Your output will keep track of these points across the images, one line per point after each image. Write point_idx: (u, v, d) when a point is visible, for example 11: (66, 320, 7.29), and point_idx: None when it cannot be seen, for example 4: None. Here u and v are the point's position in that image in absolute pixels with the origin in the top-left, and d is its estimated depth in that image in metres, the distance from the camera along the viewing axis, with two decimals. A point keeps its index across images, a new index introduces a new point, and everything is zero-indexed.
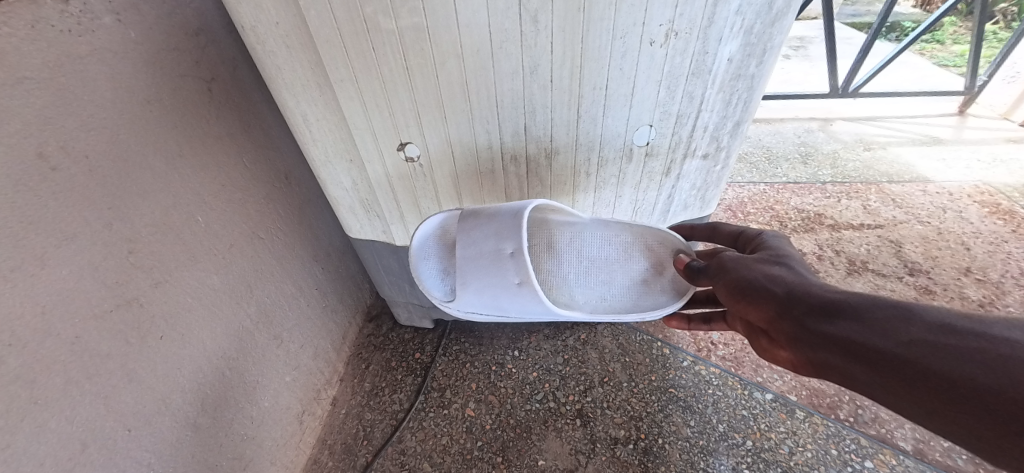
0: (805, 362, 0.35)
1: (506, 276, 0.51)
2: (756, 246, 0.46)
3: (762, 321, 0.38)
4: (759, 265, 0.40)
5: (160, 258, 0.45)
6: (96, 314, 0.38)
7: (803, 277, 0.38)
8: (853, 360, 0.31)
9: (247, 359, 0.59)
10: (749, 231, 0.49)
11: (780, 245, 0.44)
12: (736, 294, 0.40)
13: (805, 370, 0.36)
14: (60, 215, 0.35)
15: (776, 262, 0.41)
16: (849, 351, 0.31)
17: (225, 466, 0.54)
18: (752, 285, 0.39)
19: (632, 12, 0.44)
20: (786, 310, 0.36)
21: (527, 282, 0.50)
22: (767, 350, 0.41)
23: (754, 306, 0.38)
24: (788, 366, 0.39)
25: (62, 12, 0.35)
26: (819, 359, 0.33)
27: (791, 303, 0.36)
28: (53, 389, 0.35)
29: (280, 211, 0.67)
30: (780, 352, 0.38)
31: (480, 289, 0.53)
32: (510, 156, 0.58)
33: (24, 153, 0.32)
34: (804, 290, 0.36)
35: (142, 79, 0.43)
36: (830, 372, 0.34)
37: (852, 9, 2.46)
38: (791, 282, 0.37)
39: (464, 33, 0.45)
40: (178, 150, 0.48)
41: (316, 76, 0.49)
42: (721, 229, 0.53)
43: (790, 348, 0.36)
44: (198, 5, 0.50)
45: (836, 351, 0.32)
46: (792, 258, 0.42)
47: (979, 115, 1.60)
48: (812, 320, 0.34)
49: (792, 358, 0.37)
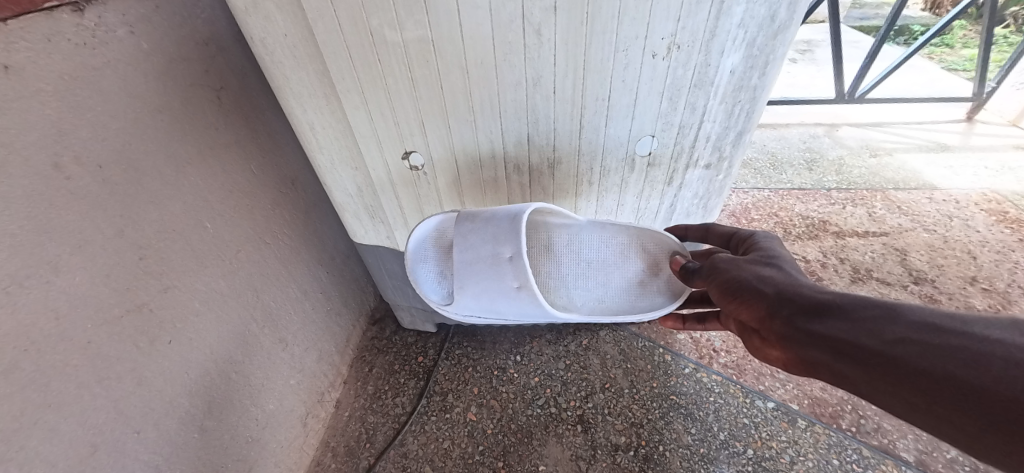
0: (795, 360, 0.34)
1: (504, 281, 0.52)
2: (748, 247, 0.45)
3: (753, 320, 0.37)
4: (750, 266, 0.39)
5: (170, 264, 0.46)
6: (108, 320, 0.39)
7: (793, 277, 0.37)
8: (841, 358, 0.30)
9: (253, 362, 0.60)
10: (741, 232, 0.49)
11: (771, 245, 0.43)
12: (728, 293, 0.39)
13: (795, 369, 0.35)
14: (76, 224, 0.36)
15: (767, 263, 0.40)
16: (837, 350, 0.30)
17: (231, 468, 0.55)
18: (743, 285, 0.38)
19: (634, 26, 0.45)
20: (776, 309, 0.35)
21: (526, 286, 0.51)
22: (757, 349, 0.40)
23: (745, 306, 0.37)
24: (779, 365, 0.38)
25: (77, 26, 0.36)
26: (808, 358, 0.32)
27: (780, 302, 0.35)
28: (65, 393, 0.35)
29: (287, 216, 0.68)
30: (770, 351, 0.37)
31: (478, 294, 0.54)
32: (514, 165, 0.58)
33: (40, 163, 0.33)
34: (794, 290, 0.35)
35: (154, 89, 0.44)
36: (819, 371, 0.32)
37: (860, 13, 2.45)
38: (780, 281, 0.36)
39: (468, 46, 0.45)
40: (187, 157, 0.49)
41: (323, 87, 0.49)
42: (714, 229, 0.53)
43: (781, 347, 0.35)
44: (209, 15, 0.51)
45: (824, 350, 0.31)
46: (784, 258, 0.41)
47: (988, 121, 1.58)
48: (801, 319, 0.33)
49: (782, 356, 0.36)
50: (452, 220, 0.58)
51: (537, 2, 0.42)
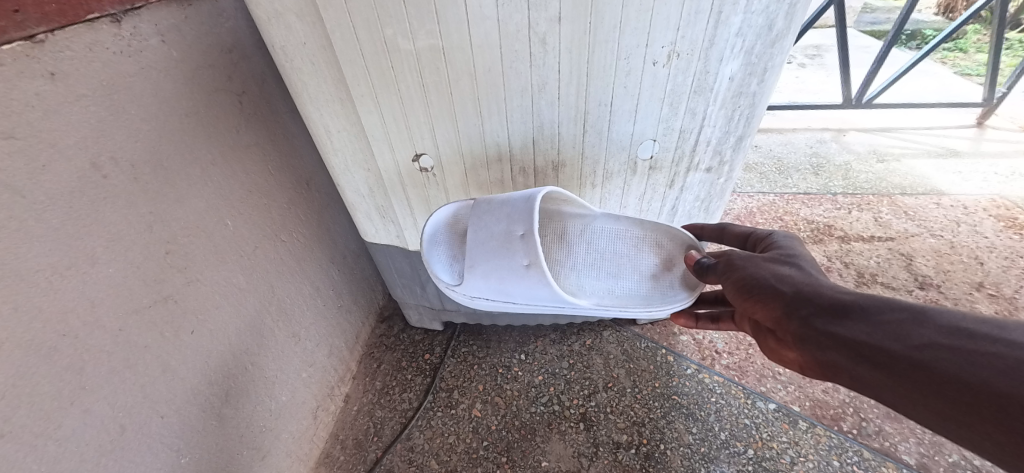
0: (811, 363, 0.36)
1: (513, 259, 0.53)
2: (766, 247, 0.47)
3: (769, 321, 0.38)
4: (768, 264, 0.41)
5: (193, 258, 0.49)
6: (137, 310, 0.42)
7: (813, 277, 0.39)
8: (860, 362, 0.32)
9: (267, 354, 0.63)
10: (757, 232, 0.50)
11: (790, 244, 0.45)
12: (744, 292, 0.41)
13: (811, 372, 0.36)
14: (111, 219, 0.39)
15: (785, 262, 0.41)
16: (858, 354, 0.32)
17: (245, 455, 0.58)
18: (760, 284, 0.40)
19: (635, 35, 0.47)
20: (793, 310, 0.36)
21: (535, 264, 0.51)
22: (773, 351, 0.41)
23: (762, 305, 0.39)
24: (795, 368, 0.39)
25: (116, 35, 0.39)
26: (826, 362, 0.34)
27: (799, 303, 0.36)
28: (98, 376, 0.38)
29: (301, 215, 0.71)
30: (787, 353, 0.39)
31: (487, 273, 0.55)
32: (520, 168, 0.60)
33: (80, 162, 0.36)
34: (813, 289, 0.36)
35: (182, 94, 0.47)
36: (838, 375, 0.34)
37: (869, 17, 2.46)
38: (798, 281, 0.38)
39: (477, 53, 0.47)
40: (211, 158, 0.51)
41: (340, 92, 0.52)
42: (730, 229, 0.54)
43: (798, 349, 0.36)
44: (233, 24, 0.54)
45: (844, 354, 0.33)
46: (803, 257, 0.42)
47: (999, 127, 1.57)
48: (820, 321, 0.34)
49: (799, 359, 0.37)
50: (466, 207, 0.61)
51: (542, 13, 0.44)
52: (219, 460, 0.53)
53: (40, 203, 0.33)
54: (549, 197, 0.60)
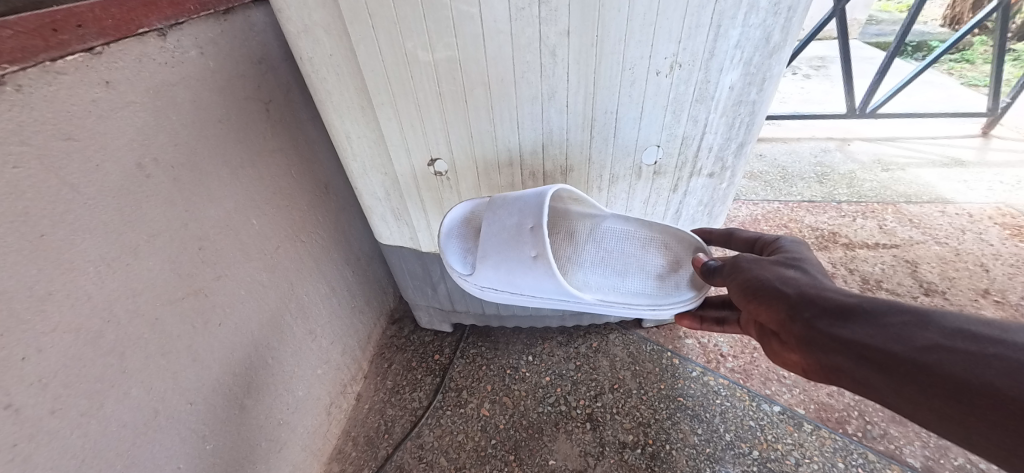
0: (816, 366, 0.37)
1: (523, 250, 0.55)
2: (772, 251, 0.49)
3: (772, 322, 0.40)
4: (773, 268, 0.43)
5: (222, 255, 0.52)
6: (172, 300, 0.45)
7: (817, 281, 0.40)
8: (865, 364, 0.33)
9: (284, 349, 0.65)
10: (764, 237, 0.52)
11: (797, 249, 0.46)
12: (748, 294, 0.42)
13: (815, 375, 0.38)
14: (152, 215, 0.42)
15: (791, 265, 0.43)
16: (862, 356, 0.34)
17: (262, 447, 0.60)
18: (764, 286, 0.41)
19: (639, 47, 0.50)
20: (796, 312, 0.38)
21: (542, 256, 0.54)
22: (777, 354, 0.43)
23: (765, 307, 0.41)
24: (797, 371, 0.41)
25: (161, 48, 0.43)
26: (831, 364, 0.36)
27: (801, 306, 0.38)
28: (136, 362, 0.41)
29: (319, 217, 0.74)
30: (790, 356, 0.41)
31: (497, 264, 0.57)
32: (529, 172, 0.63)
33: (127, 163, 0.39)
34: (817, 292, 0.38)
35: (216, 102, 0.50)
36: (841, 377, 0.36)
37: (874, 30, 2.53)
38: (803, 285, 0.40)
39: (491, 65, 0.51)
40: (240, 162, 0.55)
41: (361, 101, 0.55)
42: (738, 235, 0.56)
43: (800, 350, 0.38)
44: (262, 38, 0.58)
45: (848, 356, 0.34)
46: (809, 262, 0.44)
47: (1005, 136, 1.58)
48: (823, 322, 0.36)
49: (802, 362, 0.39)
50: (482, 204, 0.63)
51: (553, 27, 0.48)
52: (239, 450, 0.55)
53: (93, 199, 0.36)
54: (559, 196, 0.63)
